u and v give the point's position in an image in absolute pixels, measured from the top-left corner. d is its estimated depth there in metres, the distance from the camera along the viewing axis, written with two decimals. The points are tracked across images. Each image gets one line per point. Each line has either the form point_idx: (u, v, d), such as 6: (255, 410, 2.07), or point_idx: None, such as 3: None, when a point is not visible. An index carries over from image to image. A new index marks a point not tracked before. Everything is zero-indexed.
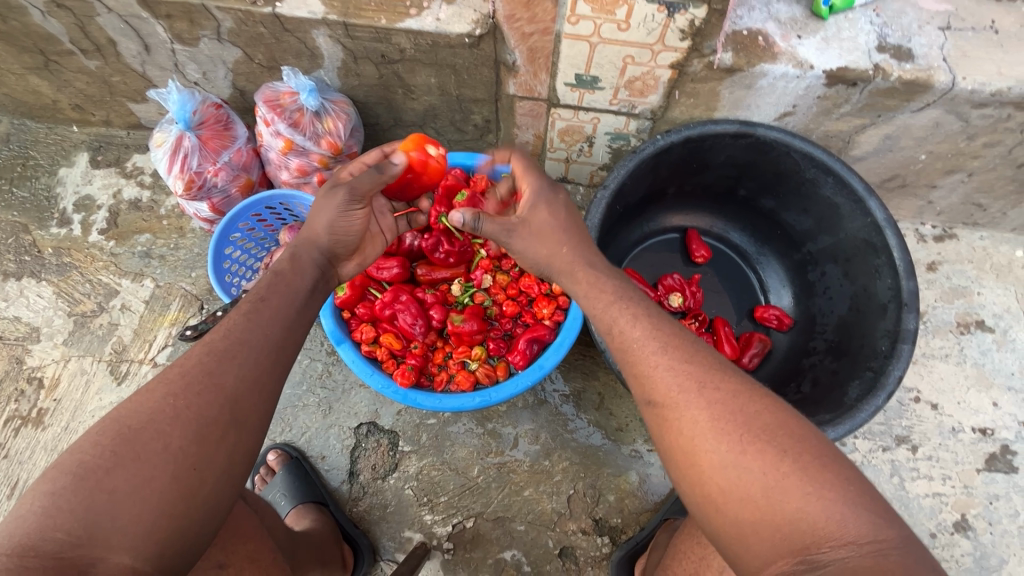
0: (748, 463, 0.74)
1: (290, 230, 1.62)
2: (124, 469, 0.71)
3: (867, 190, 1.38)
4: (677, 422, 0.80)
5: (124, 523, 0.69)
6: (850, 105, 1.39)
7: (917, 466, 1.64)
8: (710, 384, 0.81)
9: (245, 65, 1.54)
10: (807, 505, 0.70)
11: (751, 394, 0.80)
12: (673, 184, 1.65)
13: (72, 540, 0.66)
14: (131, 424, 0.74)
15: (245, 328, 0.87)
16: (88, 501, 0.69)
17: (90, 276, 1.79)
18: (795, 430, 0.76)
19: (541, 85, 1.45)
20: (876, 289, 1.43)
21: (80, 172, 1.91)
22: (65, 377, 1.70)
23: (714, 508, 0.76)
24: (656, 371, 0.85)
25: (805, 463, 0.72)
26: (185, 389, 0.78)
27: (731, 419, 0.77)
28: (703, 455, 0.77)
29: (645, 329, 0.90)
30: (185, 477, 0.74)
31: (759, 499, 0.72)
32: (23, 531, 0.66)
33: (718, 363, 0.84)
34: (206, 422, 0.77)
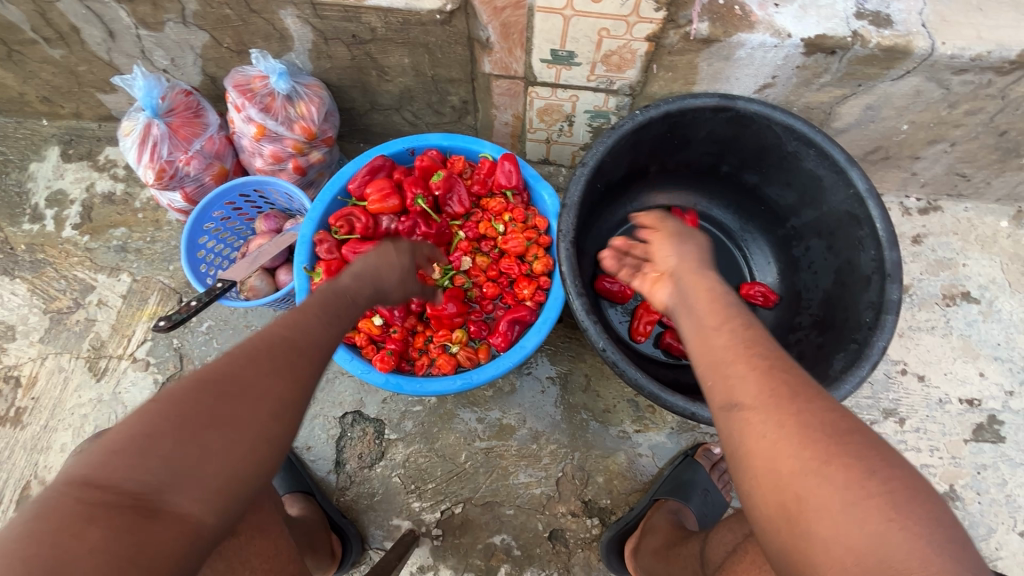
0: (830, 476, 0.64)
1: (267, 218, 1.59)
2: (216, 425, 0.66)
3: (849, 160, 1.36)
4: (756, 422, 0.71)
5: (203, 476, 0.64)
6: (830, 75, 1.37)
7: (905, 438, 1.64)
8: (802, 395, 0.71)
9: (214, 50, 1.51)
10: (890, 534, 0.60)
11: (842, 412, 0.70)
12: (654, 162, 1.63)
13: (155, 481, 0.61)
14: (224, 380, 0.70)
15: (319, 322, 0.88)
16: (174, 449, 0.62)
17: (65, 272, 1.76)
18: (892, 461, 0.65)
19: (516, 62, 1.42)
20: (860, 261, 1.41)
21: (51, 167, 1.87)
22: (43, 375, 1.67)
23: (785, 521, 0.66)
24: (744, 367, 0.76)
25: (894, 489, 0.62)
26: (272, 364, 0.76)
27: (820, 430, 0.67)
28: (783, 459, 0.67)
29: (744, 331, 0.82)
30: (260, 449, 0.69)
31: (836, 515, 0.62)
32: (106, 462, 0.60)
33: (810, 381, 0.75)
34: (286, 401, 0.74)
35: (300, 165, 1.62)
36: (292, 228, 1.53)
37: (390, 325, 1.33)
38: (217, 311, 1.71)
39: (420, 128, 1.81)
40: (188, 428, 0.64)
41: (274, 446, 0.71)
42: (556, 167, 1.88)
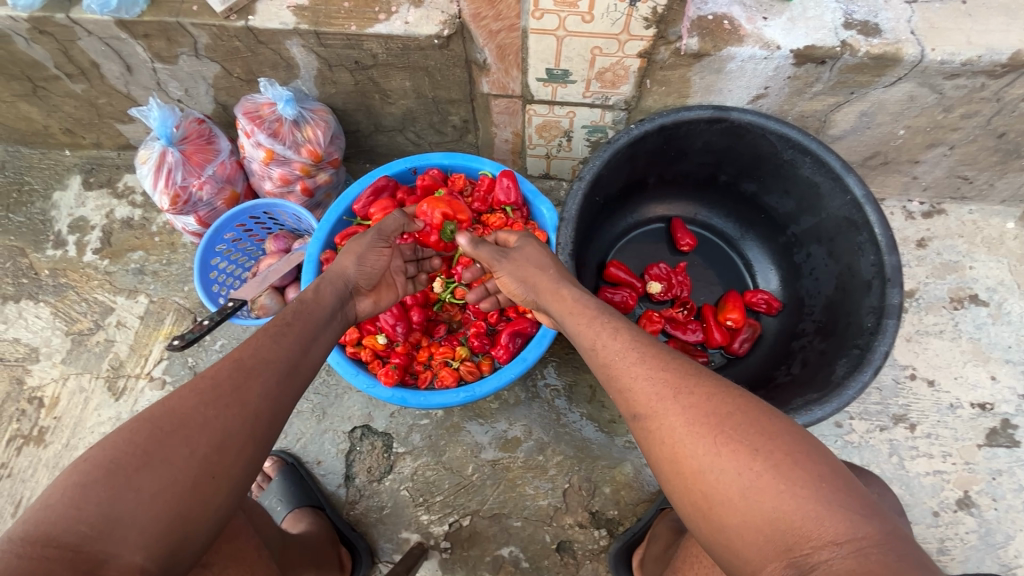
0: (722, 466, 0.75)
1: (276, 238, 1.64)
2: (152, 469, 0.71)
3: (844, 167, 1.37)
4: (658, 432, 0.83)
5: (140, 521, 0.68)
6: (822, 84, 1.39)
7: (916, 444, 1.62)
8: (684, 389, 0.84)
9: (225, 79, 1.58)
10: (783, 504, 0.70)
11: (724, 397, 0.81)
12: (652, 173, 1.65)
13: (93, 534, 0.66)
14: (164, 425, 0.75)
15: (270, 348, 0.91)
16: (112, 499, 0.68)
17: (86, 295, 1.83)
18: (768, 429, 0.77)
19: (513, 82, 1.46)
20: (860, 266, 1.42)
21: (73, 195, 1.95)
22: (64, 395, 1.73)
23: (701, 514, 0.77)
24: (637, 382, 0.88)
25: (777, 460, 0.73)
26: (216, 398, 0.80)
27: (705, 422, 0.79)
28: (683, 460, 0.79)
29: (625, 340, 0.94)
30: (202, 486, 0.74)
31: (737, 499, 0.73)
32: (47, 521, 0.65)
33: (693, 371, 0.87)
34: (230, 433, 0.79)
35: (308, 187, 1.68)
36: (300, 247, 1.58)
37: (393, 341, 1.35)
38: (230, 330, 1.76)
39: (423, 148, 1.87)
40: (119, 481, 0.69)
41: (218, 480, 0.76)
42: (557, 182, 1.92)
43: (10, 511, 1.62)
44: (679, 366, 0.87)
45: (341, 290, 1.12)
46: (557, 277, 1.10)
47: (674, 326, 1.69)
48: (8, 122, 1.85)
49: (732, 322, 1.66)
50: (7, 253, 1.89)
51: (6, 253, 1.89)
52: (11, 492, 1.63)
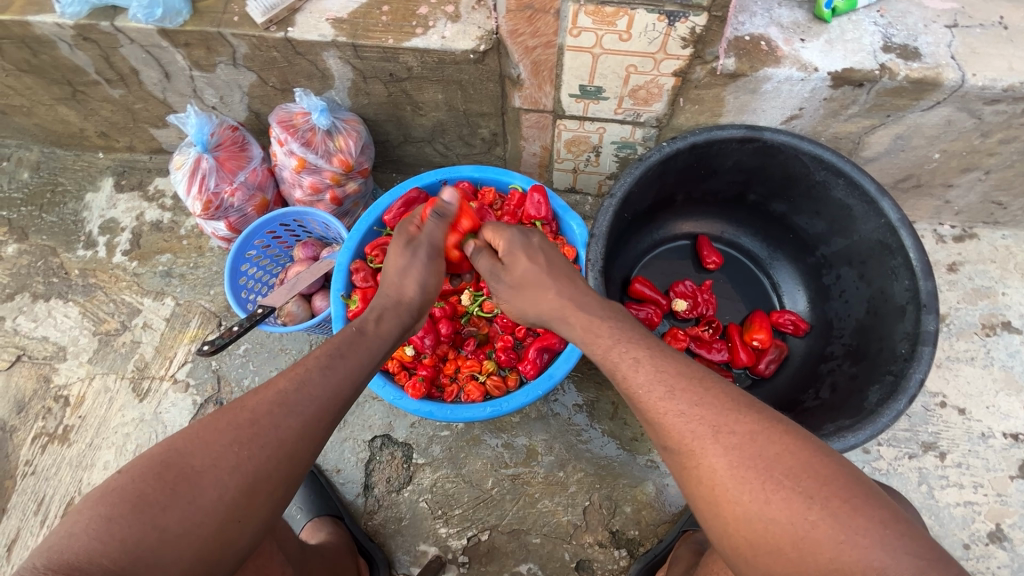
0: (774, 514, 0.73)
1: (304, 246, 1.66)
2: (178, 511, 0.73)
3: (879, 191, 1.36)
4: (696, 471, 0.80)
5: (163, 563, 0.71)
6: (858, 106, 1.38)
7: (946, 474, 1.58)
8: (724, 428, 0.79)
9: (260, 88, 1.60)
10: (842, 554, 0.69)
11: (769, 436, 0.78)
12: (681, 191, 1.65)
13: (115, 572, 0.68)
14: (194, 464, 0.76)
15: (320, 383, 0.89)
16: (138, 536, 0.70)
17: (114, 296, 1.86)
18: (819, 472, 0.74)
19: (546, 97, 1.47)
20: (893, 291, 1.40)
21: (105, 197, 1.98)
22: (90, 395, 1.75)
23: (745, 557, 0.77)
24: (668, 418, 0.83)
25: (835, 508, 0.71)
26: (252, 439, 0.79)
27: (751, 466, 0.76)
28: (726, 505, 0.77)
29: (649, 372, 0.88)
30: (228, 529, 0.76)
31: (789, 549, 0.72)
32: (72, 552, 0.68)
33: (732, 403, 0.82)
34: (261, 477, 0.79)
35: (337, 196, 1.70)
36: (328, 256, 1.59)
37: (421, 352, 1.35)
38: (254, 335, 1.78)
39: (451, 159, 1.87)
40: (144, 521, 0.71)
41: (242, 523, 0.77)
42: (582, 196, 1.92)
43: (32, 509, 1.63)
44: (718, 400, 0.81)
45: (402, 315, 1.12)
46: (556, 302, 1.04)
47: (698, 345, 1.68)
48: (46, 124, 1.89)
49: (759, 342, 1.63)
50: (38, 252, 1.92)
51: (38, 252, 1.92)
52: (34, 489, 1.65)
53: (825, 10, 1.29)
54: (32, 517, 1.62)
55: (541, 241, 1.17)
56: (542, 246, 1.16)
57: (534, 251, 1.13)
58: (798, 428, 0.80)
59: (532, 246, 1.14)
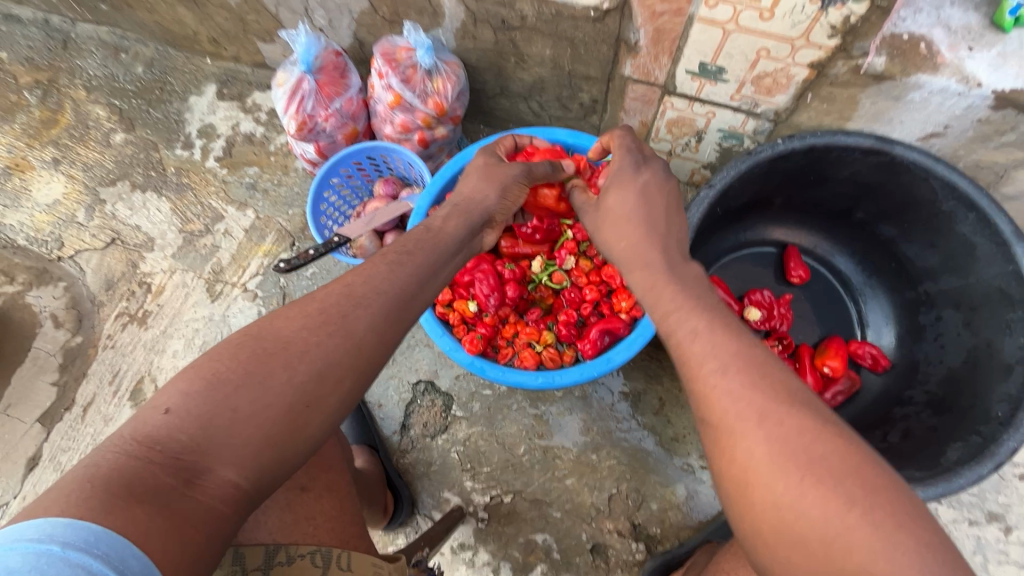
0: (806, 508, 0.65)
1: (385, 183, 1.67)
2: (250, 391, 0.73)
3: (1016, 234, 1.21)
4: (729, 449, 0.74)
5: (235, 442, 0.71)
6: (1015, 134, 1.22)
7: (1007, 550, 1.46)
8: (772, 415, 0.72)
9: (369, 16, 1.58)
10: (876, 568, 0.60)
11: (820, 431, 0.69)
12: (781, 194, 1.53)
13: (192, 446, 0.69)
14: (268, 348, 0.78)
15: (382, 279, 0.92)
16: (213, 413, 0.71)
17: (202, 199, 1.95)
18: (871, 481, 0.65)
19: (660, 70, 1.37)
20: (1002, 346, 1.27)
21: (206, 102, 2.06)
22: (169, 286, 1.87)
23: (763, 548, 0.69)
24: (713, 393, 0.77)
25: (879, 519, 0.62)
26: (320, 327, 0.82)
27: (792, 455, 0.68)
28: (755, 489, 0.70)
29: (707, 345, 0.81)
30: (295, 415, 0.76)
31: (816, 548, 0.63)
32: (152, 426, 0.69)
33: (787, 394, 0.74)
34: (331, 362, 0.80)
35: (424, 138, 1.68)
36: (407, 197, 1.59)
37: (483, 311, 1.35)
38: (323, 261, 1.83)
39: (543, 120, 1.81)
40: (217, 395, 0.72)
41: (310, 411, 0.78)
42: None
43: (108, 379, 1.78)
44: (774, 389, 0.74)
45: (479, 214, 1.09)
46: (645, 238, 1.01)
47: None
48: (164, 23, 1.96)
49: (830, 369, 1.54)
50: (142, 144, 2.03)
51: (142, 144, 2.03)
52: (111, 361, 1.80)
53: (1007, 18, 1.11)
54: (107, 387, 1.77)
55: (649, 181, 1.07)
56: (646, 186, 1.06)
57: (631, 187, 1.06)
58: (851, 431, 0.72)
59: (632, 182, 1.06)
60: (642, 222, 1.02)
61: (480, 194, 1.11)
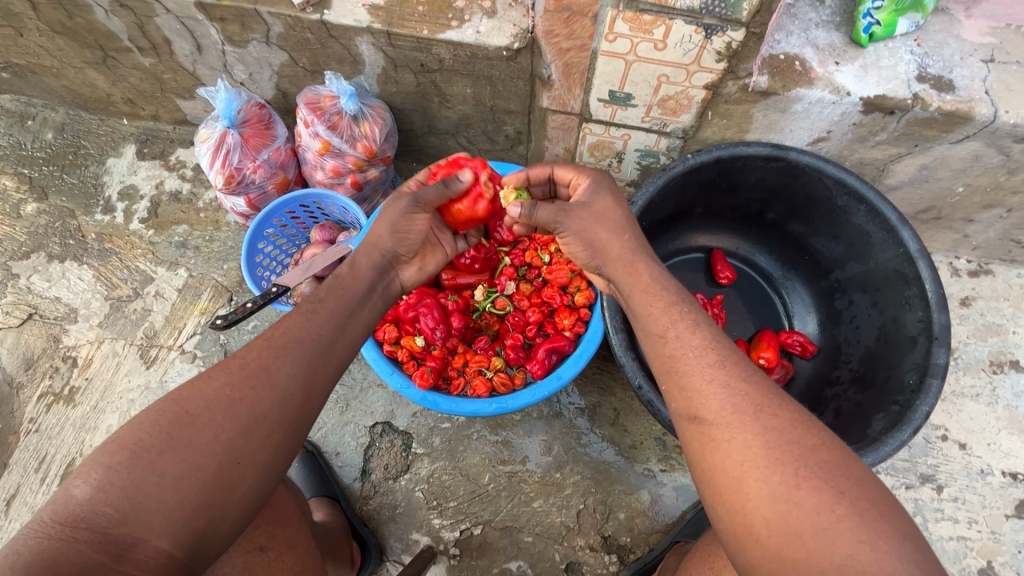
0: (801, 499, 0.73)
1: (322, 228, 1.66)
2: (176, 454, 0.76)
3: (900, 220, 1.35)
4: (725, 444, 0.79)
5: (164, 507, 0.74)
6: (886, 134, 1.38)
7: (942, 507, 1.59)
8: (767, 409, 0.80)
9: (289, 68, 1.60)
10: (861, 553, 0.68)
11: (807, 426, 0.79)
12: (700, 203, 1.65)
13: (118, 517, 0.72)
14: (189, 409, 0.80)
15: (303, 326, 0.94)
16: (138, 481, 0.74)
17: (128, 263, 1.87)
18: (852, 472, 0.75)
19: (575, 100, 1.46)
20: (905, 320, 1.40)
21: (126, 163, 1.99)
22: (97, 358, 1.76)
23: (748, 536, 0.76)
24: (709, 387, 0.83)
25: (862, 508, 0.71)
26: (242, 381, 0.84)
27: (787, 450, 0.76)
28: (749, 481, 0.76)
29: (704, 338, 0.88)
30: (228, 471, 0.79)
31: (808, 538, 0.71)
32: (73, 504, 0.72)
33: (775, 389, 0.83)
34: (256, 417, 0.82)
35: (357, 180, 1.70)
36: (345, 240, 1.59)
37: (431, 344, 1.35)
38: (264, 313, 1.79)
39: (472, 154, 1.88)
40: (160, 464, 0.75)
41: (244, 466, 0.80)
42: None
43: (33, 466, 1.65)
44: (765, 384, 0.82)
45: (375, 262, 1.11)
46: (632, 248, 1.03)
47: None
48: (73, 87, 1.90)
49: (766, 361, 1.63)
50: (57, 212, 1.93)
51: (57, 213, 1.93)
52: (36, 447, 1.67)
53: (862, 35, 1.28)
54: (33, 475, 1.64)
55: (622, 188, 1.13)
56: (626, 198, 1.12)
57: (619, 195, 1.09)
58: (811, 446, 0.77)
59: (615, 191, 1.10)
60: (608, 229, 1.04)
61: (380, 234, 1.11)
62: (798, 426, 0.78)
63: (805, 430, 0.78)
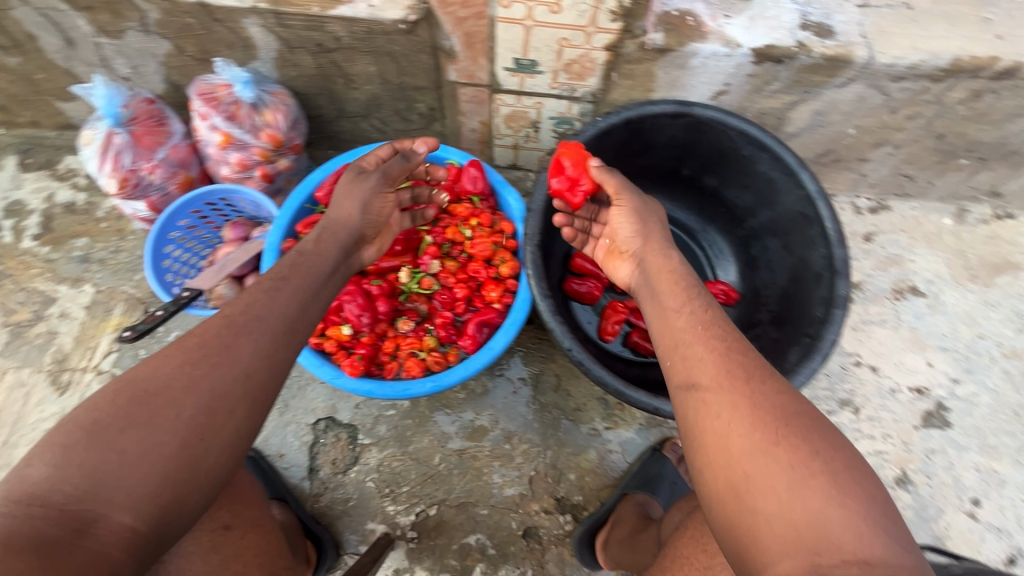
0: (780, 455, 0.75)
1: (234, 226, 1.59)
2: (137, 432, 0.73)
3: (799, 163, 1.43)
4: (716, 405, 0.83)
5: (128, 483, 0.70)
6: (779, 82, 1.44)
7: (860, 427, 1.72)
8: (756, 378, 0.85)
9: (177, 58, 1.50)
10: (829, 509, 0.70)
11: (791, 396, 0.82)
12: (618, 166, 1.69)
13: (78, 494, 0.68)
14: (149, 387, 0.76)
15: (264, 305, 0.91)
16: (97, 458, 0.70)
17: (25, 284, 1.72)
18: (833, 440, 0.77)
19: (481, 71, 1.44)
20: (812, 258, 1.48)
21: (8, 177, 1.82)
22: (2, 390, 1.63)
23: (727, 490, 0.77)
24: (707, 356, 0.90)
25: (835, 469, 0.73)
26: (204, 359, 0.81)
27: (770, 412, 0.79)
28: (734, 437, 0.79)
29: (705, 319, 0.96)
30: (193, 446, 0.75)
31: (781, 490, 0.72)
32: (29, 482, 0.68)
33: (764, 365, 0.88)
34: (219, 394, 0.79)
35: (267, 172, 1.62)
36: (259, 236, 1.53)
37: (359, 331, 1.33)
38: (185, 321, 1.69)
39: (389, 136, 1.83)
40: (123, 440, 0.72)
41: (210, 440, 0.77)
42: (524, 173, 1.93)
43: None
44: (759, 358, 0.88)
45: (345, 238, 1.13)
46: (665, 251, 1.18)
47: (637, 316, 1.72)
48: None
49: None
50: None
51: None
52: None
53: None
54: None
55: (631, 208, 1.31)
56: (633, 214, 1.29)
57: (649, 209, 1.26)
58: (795, 412, 0.80)
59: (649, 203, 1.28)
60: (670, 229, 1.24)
61: (345, 214, 1.14)
62: (783, 394, 0.82)
63: (790, 399, 0.81)
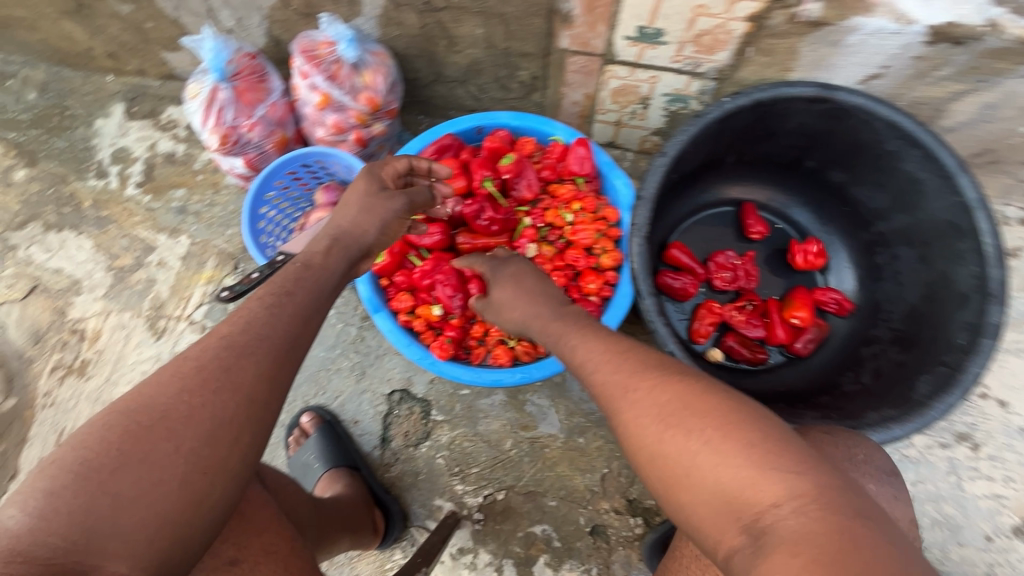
0: (667, 441, 0.72)
1: (326, 190, 1.56)
2: (130, 472, 0.67)
3: (959, 165, 1.20)
4: (619, 422, 0.80)
5: (122, 529, 0.65)
6: (950, 68, 1.22)
7: (978, 466, 1.54)
8: (634, 377, 0.81)
9: (281, 11, 1.46)
10: (724, 476, 0.66)
11: (670, 375, 0.79)
12: (732, 152, 1.52)
13: (68, 546, 0.62)
14: (142, 420, 0.70)
15: (264, 323, 0.84)
16: (89, 503, 0.64)
17: (128, 231, 1.79)
18: (708, 400, 0.73)
19: (598, 39, 1.31)
20: (957, 276, 1.29)
21: (115, 124, 1.87)
22: (106, 330, 1.72)
23: (665, 499, 0.74)
24: (599, 370, 0.86)
25: (717, 431, 0.69)
26: (202, 385, 0.75)
27: (660, 396, 0.76)
28: (636, 442, 0.76)
29: (589, 342, 0.92)
30: (193, 484, 0.70)
31: (682, 477, 0.69)
32: (9, 535, 0.62)
33: (643, 361, 0.83)
34: (220, 423, 0.73)
35: (361, 137, 1.57)
36: None
37: (449, 313, 1.28)
38: None
39: (484, 104, 1.73)
40: (117, 483, 0.66)
41: (214, 474, 0.72)
42: (621, 151, 1.79)
43: (53, 439, 1.64)
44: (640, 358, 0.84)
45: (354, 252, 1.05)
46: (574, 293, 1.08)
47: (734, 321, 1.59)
48: (50, 40, 1.76)
49: (799, 321, 1.54)
50: (49, 178, 1.84)
51: (49, 178, 1.84)
52: (54, 420, 1.65)
53: None
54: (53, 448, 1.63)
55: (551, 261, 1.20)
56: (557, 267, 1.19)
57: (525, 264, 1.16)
58: (669, 391, 0.76)
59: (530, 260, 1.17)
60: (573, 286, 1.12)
61: (361, 227, 1.06)
62: (654, 377, 0.79)
63: (669, 387, 0.76)
